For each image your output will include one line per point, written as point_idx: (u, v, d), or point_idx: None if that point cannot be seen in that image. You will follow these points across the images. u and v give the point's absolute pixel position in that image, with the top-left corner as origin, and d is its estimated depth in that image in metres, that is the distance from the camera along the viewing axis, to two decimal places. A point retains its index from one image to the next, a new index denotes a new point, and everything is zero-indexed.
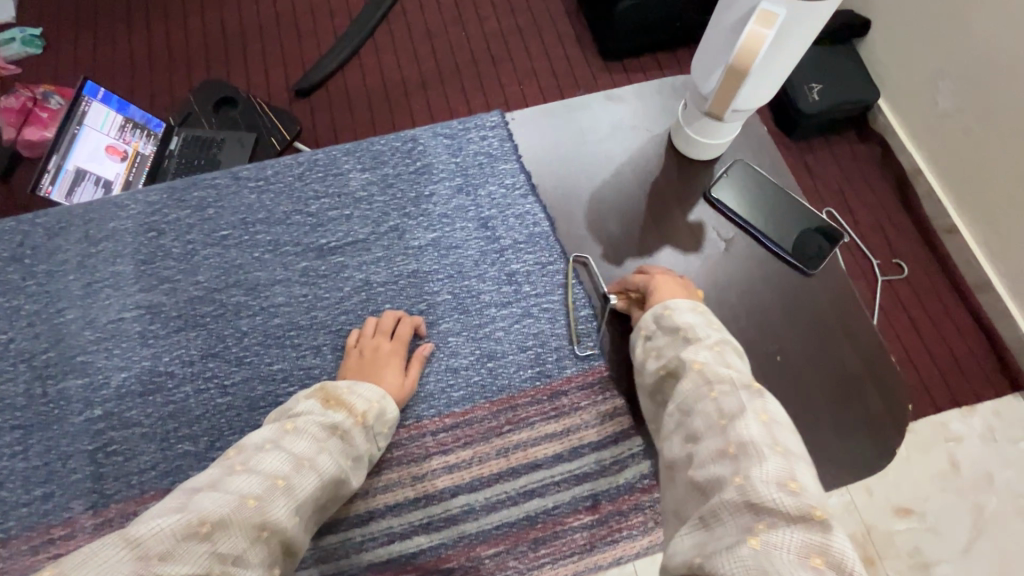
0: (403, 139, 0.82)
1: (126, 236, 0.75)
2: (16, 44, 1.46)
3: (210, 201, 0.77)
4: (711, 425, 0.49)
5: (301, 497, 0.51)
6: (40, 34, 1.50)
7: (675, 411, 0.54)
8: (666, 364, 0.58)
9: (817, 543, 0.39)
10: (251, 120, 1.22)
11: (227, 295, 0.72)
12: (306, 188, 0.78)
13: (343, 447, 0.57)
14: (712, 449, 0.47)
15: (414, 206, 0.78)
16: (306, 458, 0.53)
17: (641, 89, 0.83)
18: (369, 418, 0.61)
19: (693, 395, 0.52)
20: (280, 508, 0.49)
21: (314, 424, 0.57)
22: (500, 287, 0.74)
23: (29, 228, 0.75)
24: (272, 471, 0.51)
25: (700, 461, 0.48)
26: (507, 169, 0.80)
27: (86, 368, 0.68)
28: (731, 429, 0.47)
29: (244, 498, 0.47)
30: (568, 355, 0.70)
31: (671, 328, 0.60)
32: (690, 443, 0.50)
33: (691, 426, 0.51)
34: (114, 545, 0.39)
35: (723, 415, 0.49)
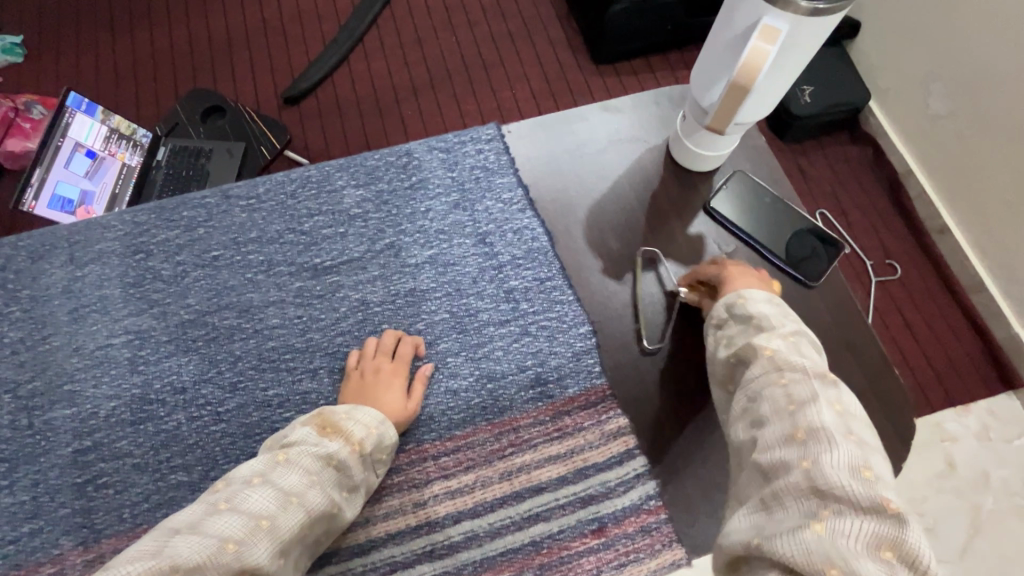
0: (397, 154, 0.80)
1: (113, 258, 0.73)
2: None
3: (201, 220, 0.75)
4: (780, 409, 0.47)
5: (285, 535, 0.49)
6: (21, 43, 1.47)
7: (743, 397, 0.51)
8: (735, 350, 0.56)
9: (888, 535, 0.36)
10: (240, 129, 1.20)
11: (219, 318, 0.70)
12: (299, 207, 0.76)
13: (339, 479, 0.56)
14: (780, 430, 0.45)
15: (410, 222, 0.77)
16: (294, 495, 0.51)
17: (638, 99, 0.82)
18: (366, 447, 0.59)
19: (762, 380, 0.50)
20: (263, 553, 0.46)
21: (307, 455, 0.55)
22: (499, 305, 0.73)
23: (11, 252, 0.73)
24: (258, 511, 0.48)
25: (766, 443, 0.45)
26: (503, 184, 0.79)
27: (73, 398, 0.66)
28: (804, 415, 0.45)
29: (223, 542, 0.44)
30: (569, 374, 0.69)
31: (742, 316, 0.58)
32: (757, 428, 0.48)
33: (758, 410, 0.48)
34: None
35: (793, 400, 0.46)
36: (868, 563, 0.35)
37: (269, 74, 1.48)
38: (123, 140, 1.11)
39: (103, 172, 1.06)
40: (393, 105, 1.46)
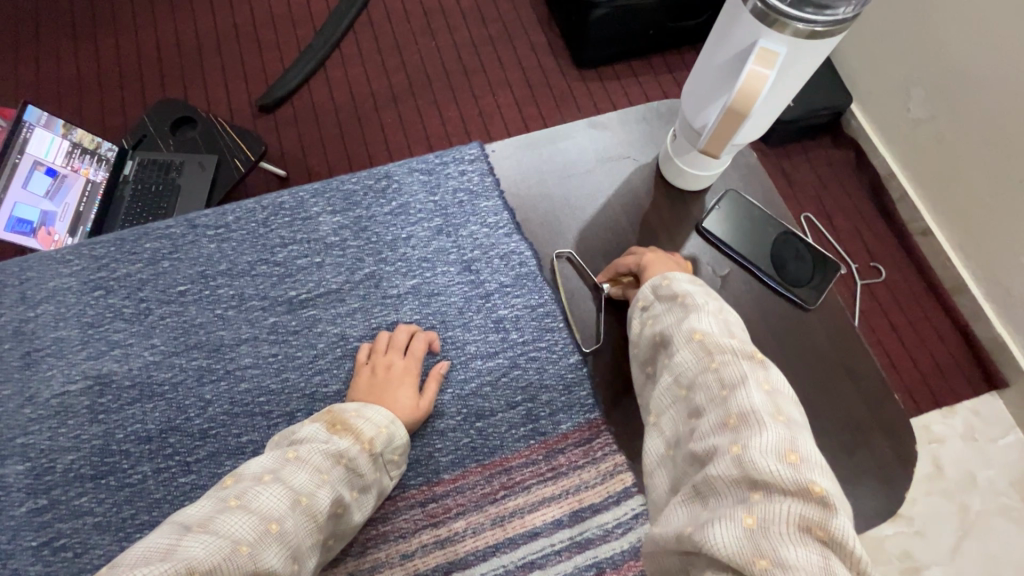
0: (376, 177, 0.76)
1: (69, 296, 0.67)
2: None
3: (165, 252, 0.70)
4: (711, 396, 0.45)
5: (295, 543, 0.46)
6: None
7: (674, 386, 0.49)
8: (661, 332, 0.54)
9: (816, 517, 0.35)
10: (210, 139, 1.14)
11: (187, 358, 0.66)
12: (272, 235, 0.72)
13: (354, 474, 0.54)
14: (713, 415, 0.43)
15: (390, 250, 0.73)
16: (304, 495, 0.49)
17: (625, 116, 0.79)
18: (377, 446, 0.56)
19: (693, 367, 0.49)
20: (279, 558, 0.44)
21: (318, 453, 0.53)
22: (486, 336, 0.69)
23: None
24: (268, 512, 0.46)
25: (700, 430, 0.44)
26: (489, 207, 0.75)
27: (27, 451, 0.61)
28: (735, 400, 0.43)
29: (236, 544, 0.42)
30: (563, 409, 0.65)
31: (668, 295, 0.57)
32: (692, 418, 0.46)
33: (693, 401, 0.47)
34: None
35: (724, 385, 0.45)
36: (797, 547, 0.34)
37: (240, 82, 1.42)
38: (87, 154, 1.05)
39: (66, 191, 0.99)
40: (372, 113, 1.42)
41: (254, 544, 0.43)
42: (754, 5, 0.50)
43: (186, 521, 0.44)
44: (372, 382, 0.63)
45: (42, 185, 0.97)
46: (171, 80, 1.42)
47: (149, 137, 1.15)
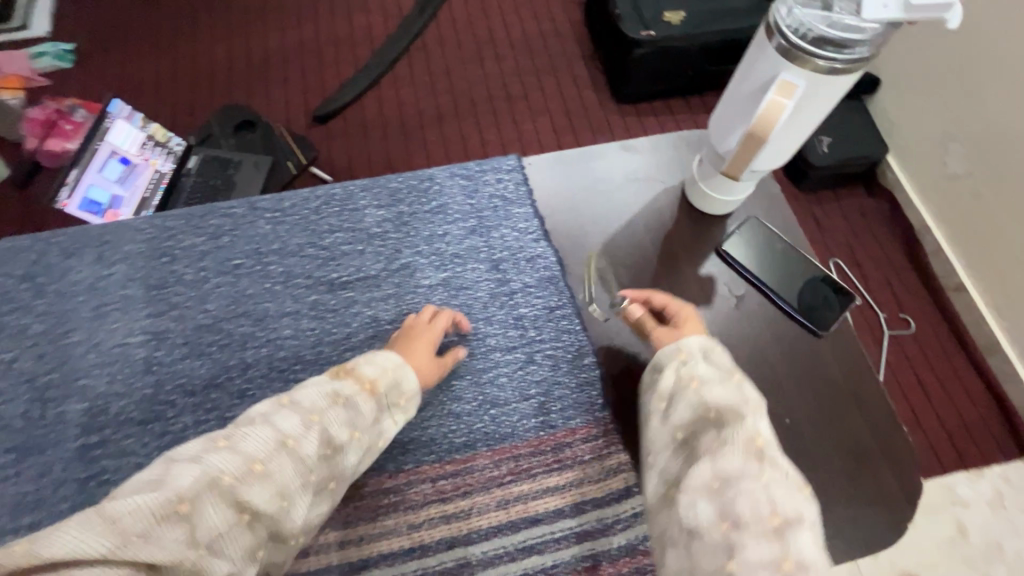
0: (420, 178, 0.82)
1: (138, 260, 0.75)
2: (48, 58, 1.54)
3: (226, 229, 0.77)
4: (759, 516, 0.42)
5: (276, 480, 0.49)
6: (72, 50, 1.57)
7: (709, 475, 0.45)
8: (716, 408, 0.51)
9: None
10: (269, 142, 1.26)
11: (234, 325, 0.72)
12: (321, 223, 0.78)
13: (352, 415, 0.57)
14: (766, 543, 0.40)
15: (426, 244, 0.78)
16: (288, 438, 0.51)
17: (656, 142, 0.85)
18: (380, 386, 0.60)
19: (741, 471, 0.44)
20: (263, 496, 0.48)
21: (315, 394, 0.56)
22: (506, 331, 0.74)
23: (44, 247, 0.76)
24: (253, 453, 0.49)
25: (745, 553, 0.40)
26: (521, 214, 0.80)
27: (86, 393, 0.68)
28: (792, 542, 0.40)
29: (217, 474, 0.46)
30: (572, 406, 0.69)
31: (721, 371, 0.56)
32: (726, 523, 0.42)
33: (732, 503, 0.43)
34: (89, 520, 0.39)
35: (777, 512, 0.42)
36: None
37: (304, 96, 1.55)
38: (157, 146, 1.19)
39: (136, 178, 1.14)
40: (417, 130, 1.52)
41: (232, 481, 0.46)
42: (779, 42, 0.55)
43: (178, 454, 0.47)
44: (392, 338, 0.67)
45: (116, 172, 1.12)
46: (239, 86, 1.55)
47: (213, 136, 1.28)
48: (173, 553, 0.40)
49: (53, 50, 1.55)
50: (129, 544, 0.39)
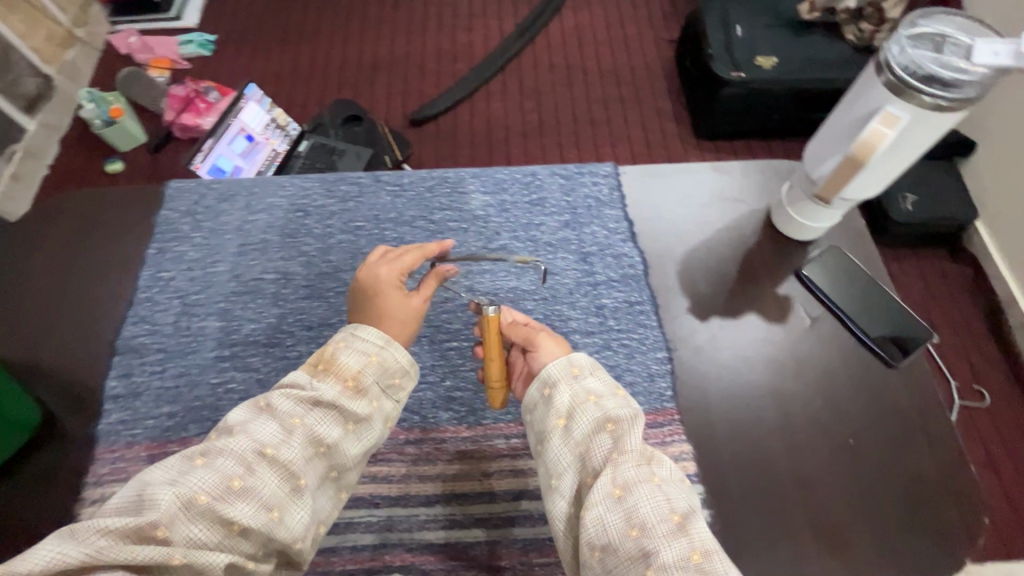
0: (524, 173, 0.91)
1: (278, 212, 0.87)
2: (194, 45, 2.10)
3: (353, 195, 0.89)
4: (664, 517, 0.49)
5: (261, 491, 0.51)
6: (212, 41, 2.14)
7: (609, 485, 0.51)
8: (614, 419, 0.56)
9: None
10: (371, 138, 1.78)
11: (350, 276, 0.82)
12: (433, 200, 0.88)
13: (340, 410, 0.57)
14: (674, 539, 0.48)
15: (523, 231, 0.86)
16: (268, 448, 0.53)
17: (747, 167, 0.91)
18: (363, 375, 0.59)
19: (636, 478, 0.51)
20: (244, 510, 0.50)
21: (292, 401, 0.56)
22: (588, 317, 0.79)
23: (205, 190, 0.89)
24: (227, 471, 0.51)
25: (659, 555, 0.47)
26: (612, 215, 0.87)
27: (224, 314, 0.79)
28: (694, 532, 0.49)
29: (193, 495, 0.49)
30: (641, 393, 0.74)
31: (608, 383, 0.60)
32: (636, 531, 0.48)
33: (637, 511, 0.49)
34: (67, 545, 0.45)
35: (675, 512, 0.50)
36: None
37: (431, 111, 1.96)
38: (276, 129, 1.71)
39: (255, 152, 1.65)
40: None
41: (212, 500, 0.50)
42: (888, 78, 0.61)
43: (152, 479, 0.51)
44: (359, 299, 0.67)
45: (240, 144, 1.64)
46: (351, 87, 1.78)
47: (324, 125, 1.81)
48: (156, 554, 0.46)
49: (199, 39, 2.12)
50: (117, 551, 0.45)
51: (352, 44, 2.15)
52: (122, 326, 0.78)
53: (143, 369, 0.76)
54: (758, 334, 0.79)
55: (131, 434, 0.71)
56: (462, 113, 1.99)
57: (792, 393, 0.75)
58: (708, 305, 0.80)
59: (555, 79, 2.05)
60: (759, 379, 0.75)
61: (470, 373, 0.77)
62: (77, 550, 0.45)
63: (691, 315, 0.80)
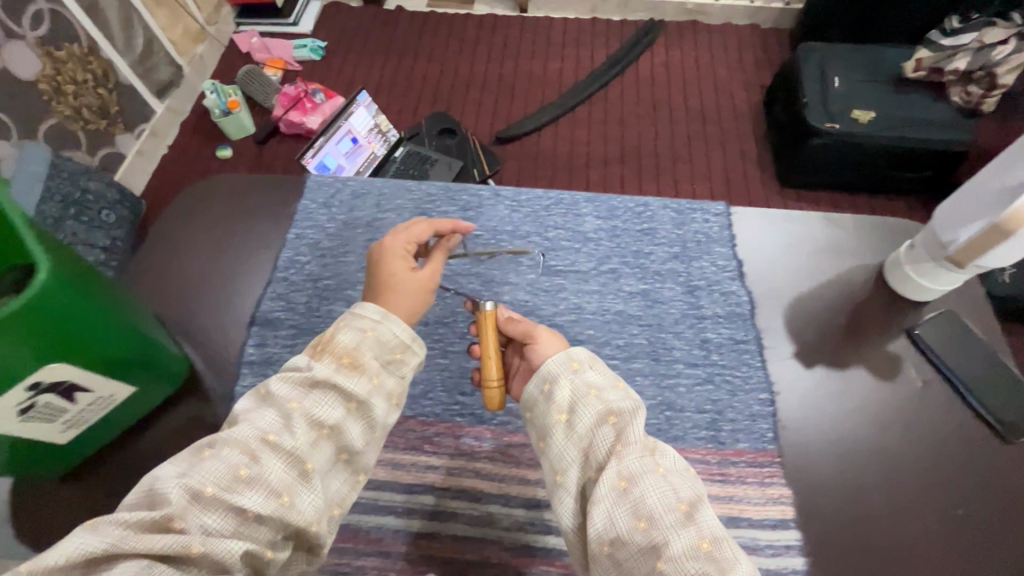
0: (637, 203, 0.94)
1: (404, 214, 0.94)
2: (307, 50, 2.27)
3: (473, 206, 0.94)
4: (671, 508, 0.52)
5: (268, 476, 0.55)
6: (322, 47, 2.30)
7: (615, 477, 0.54)
8: (616, 412, 0.59)
9: None
10: (463, 150, 1.90)
11: (466, 280, 0.87)
12: (548, 219, 0.93)
13: (337, 388, 0.60)
14: (683, 529, 0.51)
15: (633, 257, 0.89)
16: (270, 435, 0.57)
17: (860, 223, 0.92)
18: (359, 350, 0.63)
19: (640, 468, 0.54)
20: (254, 498, 0.53)
21: (290, 383, 0.60)
22: (692, 349, 0.81)
23: (341, 186, 0.97)
24: (233, 462, 0.55)
25: (669, 546, 0.50)
26: (722, 253, 0.89)
27: (350, 301, 0.86)
28: (702, 520, 0.52)
29: (202, 487, 0.53)
30: (743, 430, 0.74)
31: (609, 377, 0.63)
32: (643, 522, 0.52)
33: (644, 503, 0.52)
34: (87, 533, 0.49)
35: (681, 500, 0.53)
36: None
37: (516, 132, 2.05)
38: (379, 133, 1.85)
39: (357, 155, 1.79)
40: None
41: (219, 491, 0.53)
42: None
43: (163, 473, 0.54)
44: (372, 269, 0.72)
45: (346, 145, 1.78)
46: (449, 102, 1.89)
47: (418, 135, 1.94)
48: (171, 543, 0.49)
49: (311, 45, 2.29)
50: (135, 539, 0.48)
51: (449, 61, 2.28)
52: (261, 300, 0.86)
53: (276, 342, 0.83)
54: (864, 389, 0.78)
55: None
56: (546, 135, 2.07)
57: (897, 453, 0.74)
58: (814, 353, 0.81)
59: (640, 113, 2.10)
60: (864, 435, 0.75)
61: None
62: (100, 539, 0.48)
63: (796, 361, 0.80)
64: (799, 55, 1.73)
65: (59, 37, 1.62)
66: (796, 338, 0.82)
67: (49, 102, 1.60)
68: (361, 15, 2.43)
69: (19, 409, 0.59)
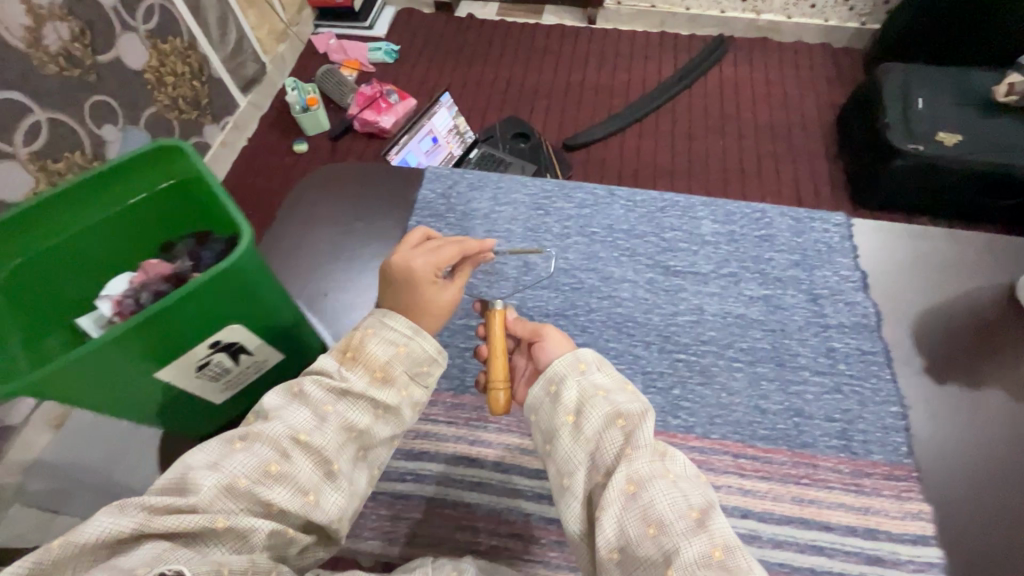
0: (754, 209, 0.95)
1: (521, 207, 0.96)
2: (380, 53, 2.33)
3: (588, 203, 0.96)
4: (682, 514, 0.49)
5: (298, 476, 0.53)
6: (395, 50, 2.37)
7: (624, 482, 0.51)
8: (625, 414, 0.56)
9: None
10: (536, 155, 1.91)
11: (584, 275, 0.88)
12: (664, 220, 0.94)
13: (372, 399, 0.58)
14: (694, 537, 0.48)
15: (753, 262, 0.89)
16: (302, 435, 0.54)
17: (988, 240, 0.90)
18: (392, 366, 0.60)
19: (648, 472, 0.51)
20: (283, 494, 0.52)
21: (322, 390, 0.57)
22: (818, 357, 0.80)
23: (458, 178, 1.00)
24: (265, 456, 0.52)
25: (681, 554, 0.47)
26: (844, 263, 0.88)
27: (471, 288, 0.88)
28: (715, 528, 0.48)
29: (234, 479, 0.50)
30: (875, 441, 0.73)
31: (618, 377, 0.60)
32: (652, 530, 0.49)
33: (652, 511, 0.49)
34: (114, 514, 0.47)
35: (693, 508, 0.50)
36: None
37: (585, 140, 2.06)
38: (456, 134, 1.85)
39: (436, 154, 1.79)
40: None
41: (252, 484, 0.51)
42: None
43: (194, 461, 0.52)
44: (393, 288, 0.66)
45: (427, 144, 1.76)
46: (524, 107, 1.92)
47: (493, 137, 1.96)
48: (202, 523, 0.48)
49: (385, 48, 2.35)
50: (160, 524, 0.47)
51: (518, 68, 2.32)
52: None
53: None
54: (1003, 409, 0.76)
55: None
56: (613, 144, 2.08)
57: None
58: (946, 369, 0.79)
59: (709, 126, 2.08)
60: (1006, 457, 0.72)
61: (698, 387, 0.78)
62: (125, 519, 0.46)
63: (927, 377, 0.79)
64: (880, 75, 1.70)
65: (165, 30, 1.62)
66: (925, 353, 0.81)
67: (152, 90, 1.57)
68: (434, 21, 2.50)
69: (198, 365, 0.64)
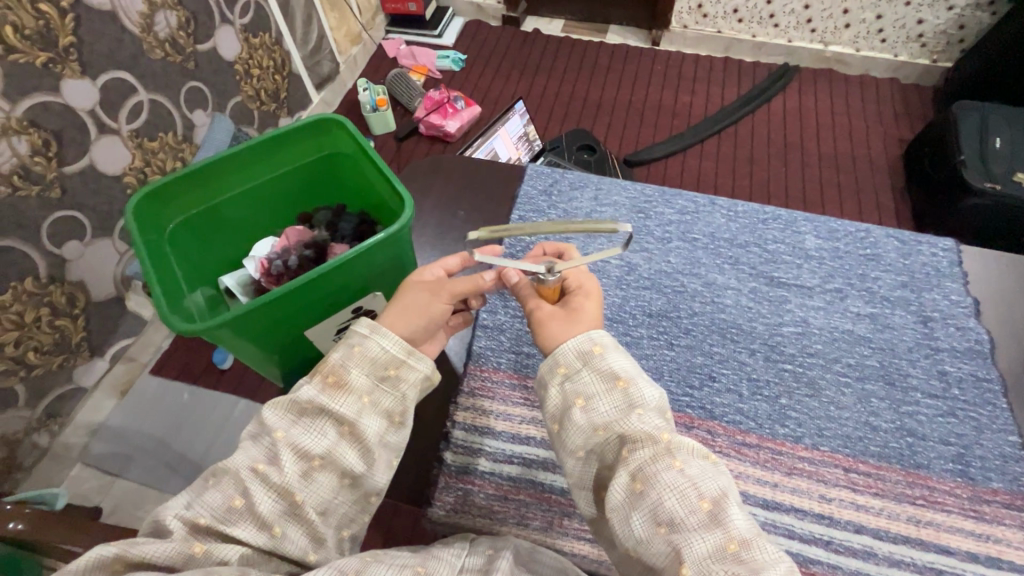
0: (858, 229, 0.94)
1: (621, 209, 0.98)
2: (448, 61, 2.41)
3: (689, 211, 0.98)
4: (693, 509, 0.49)
5: (261, 509, 0.52)
6: (462, 60, 2.44)
7: (626, 481, 0.51)
8: (606, 425, 0.54)
9: None
10: (603, 167, 1.91)
11: (686, 280, 0.89)
12: (766, 231, 0.95)
13: (328, 414, 0.55)
14: (707, 532, 0.48)
15: (859, 280, 0.88)
16: (260, 467, 0.53)
17: None
18: (346, 370, 0.57)
19: (649, 463, 0.51)
20: (247, 531, 0.51)
21: (279, 412, 0.55)
22: (930, 379, 0.78)
23: (560, 177, 1.03)
24: (229, 492, 0.52)
25: (692, 550, 0.47)
26: (954, 288, 0.86)
27: None
28: (729, 522, 0.48)
29: (196, 517, 0.51)
30: (992, 468, 0.71)
31: (606, 376, 0.57)
32: (662, 526, 0.49)
33: (665, 507, 0.49)
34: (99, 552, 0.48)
35: (704, 498, 0.49)
36: None
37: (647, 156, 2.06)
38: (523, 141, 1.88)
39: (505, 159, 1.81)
40: None
41: (214, 522, 0.51)
42: None
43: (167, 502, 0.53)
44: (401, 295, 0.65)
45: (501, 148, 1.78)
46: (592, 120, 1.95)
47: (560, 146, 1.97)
48: (176, 551, 0.49)
49: (452, 57, 2.42)
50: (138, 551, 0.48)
51: (580, 84, 2.34)
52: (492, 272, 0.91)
53: (508, 312, 0.87)
54: None
55: (498, 361, 0.82)
56: (673, 164, 2.07)
57: None
58: None
59: (771, 152, 2.06)
60: None
61: (806, 399, 0.77)
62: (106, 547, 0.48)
63: None
64: (955, 112, 1.66)
65: (257, 26, 1.63)
66: None
67: (239, 81, 1.58)
68: (500, 34, 2.57)
69: (336, 329, 0.71)
